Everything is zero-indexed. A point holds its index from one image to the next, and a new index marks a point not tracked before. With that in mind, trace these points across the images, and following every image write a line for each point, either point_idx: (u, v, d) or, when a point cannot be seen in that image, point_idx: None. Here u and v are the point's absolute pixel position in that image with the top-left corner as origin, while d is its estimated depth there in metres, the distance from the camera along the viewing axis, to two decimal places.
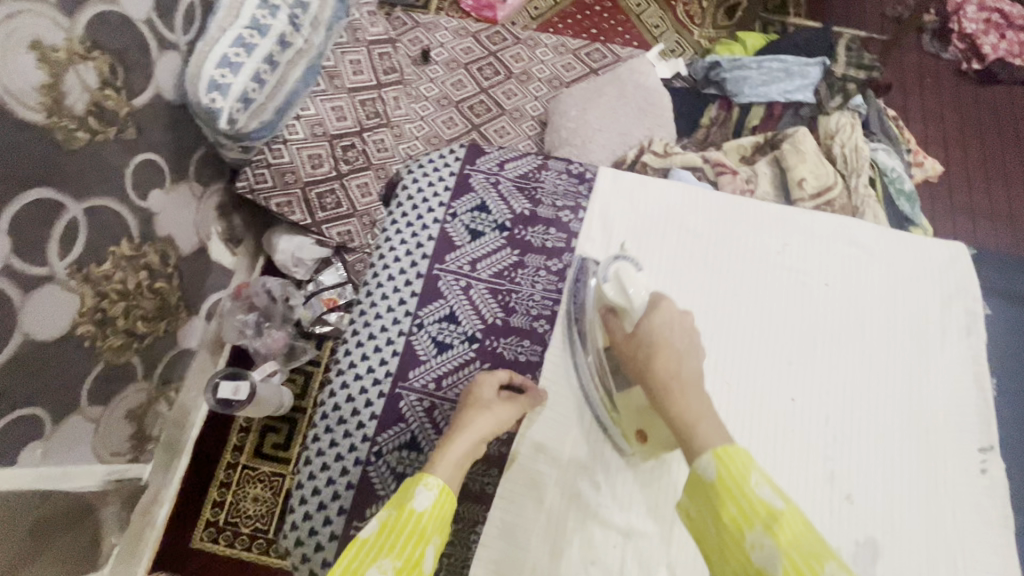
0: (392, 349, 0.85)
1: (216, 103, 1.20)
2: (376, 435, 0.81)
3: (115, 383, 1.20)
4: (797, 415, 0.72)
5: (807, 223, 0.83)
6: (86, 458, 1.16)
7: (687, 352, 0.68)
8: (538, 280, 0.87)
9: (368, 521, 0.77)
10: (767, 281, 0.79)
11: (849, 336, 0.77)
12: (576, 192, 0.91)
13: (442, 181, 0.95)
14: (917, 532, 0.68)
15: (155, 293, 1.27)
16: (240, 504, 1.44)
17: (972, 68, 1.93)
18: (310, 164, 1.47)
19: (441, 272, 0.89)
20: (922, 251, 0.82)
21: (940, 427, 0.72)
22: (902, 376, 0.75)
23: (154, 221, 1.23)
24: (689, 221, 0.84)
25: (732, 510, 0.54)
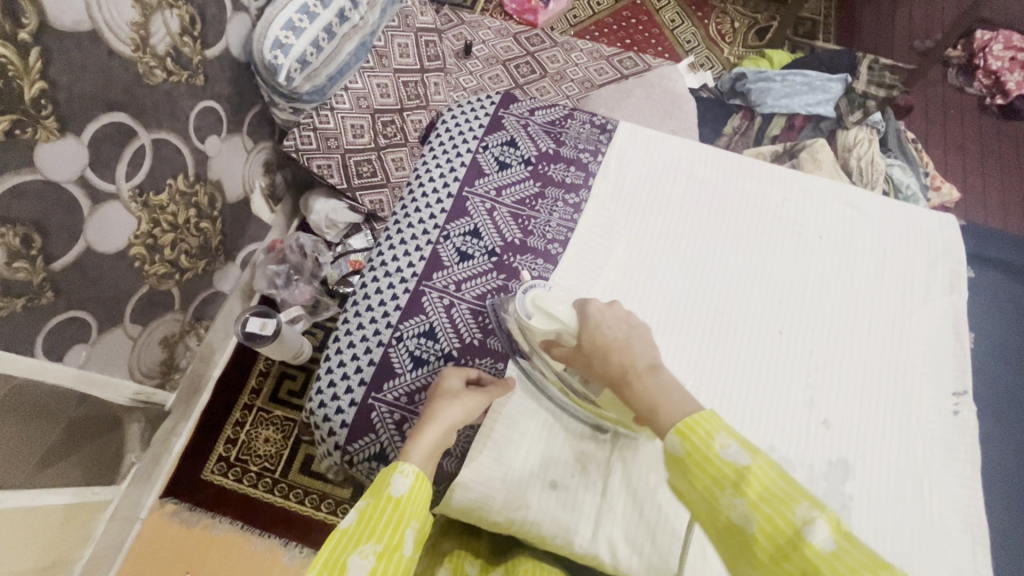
0: (419, 254, 0.92)
1: (278, 60, 1.31)
2: (399, 322, 0.87)
3: (155, 309, 1.30)
4: (783, 346, 0.77)
5: (807, 182, 0.89)
6: (120, 373, 1.25)
7: (629, 339, 0.71)
8: (556, 209, 0.92)
9: (386, 394, 0.84)
10: (765, 228, 0.85)
11: (838, 282, 0.82)
12: (596, 139, 0.97)
13: (477, 120, 1.03)
14: (887, 459, 0.72)
15: (201, 232, 1.37)
16: (252, 443, 1.51)
17: (996, 104, 1.97)
18: (352, 133, 1.57)
19: (469, 194, 0.96)
20: (913, 217, 0.87)
21: (918, 372, 0.77)
22: (885, 323, 0.79)
23: (208, 164, 1.34)
24: (698, 168, 0.90)
25: (705, 478, 0.57)
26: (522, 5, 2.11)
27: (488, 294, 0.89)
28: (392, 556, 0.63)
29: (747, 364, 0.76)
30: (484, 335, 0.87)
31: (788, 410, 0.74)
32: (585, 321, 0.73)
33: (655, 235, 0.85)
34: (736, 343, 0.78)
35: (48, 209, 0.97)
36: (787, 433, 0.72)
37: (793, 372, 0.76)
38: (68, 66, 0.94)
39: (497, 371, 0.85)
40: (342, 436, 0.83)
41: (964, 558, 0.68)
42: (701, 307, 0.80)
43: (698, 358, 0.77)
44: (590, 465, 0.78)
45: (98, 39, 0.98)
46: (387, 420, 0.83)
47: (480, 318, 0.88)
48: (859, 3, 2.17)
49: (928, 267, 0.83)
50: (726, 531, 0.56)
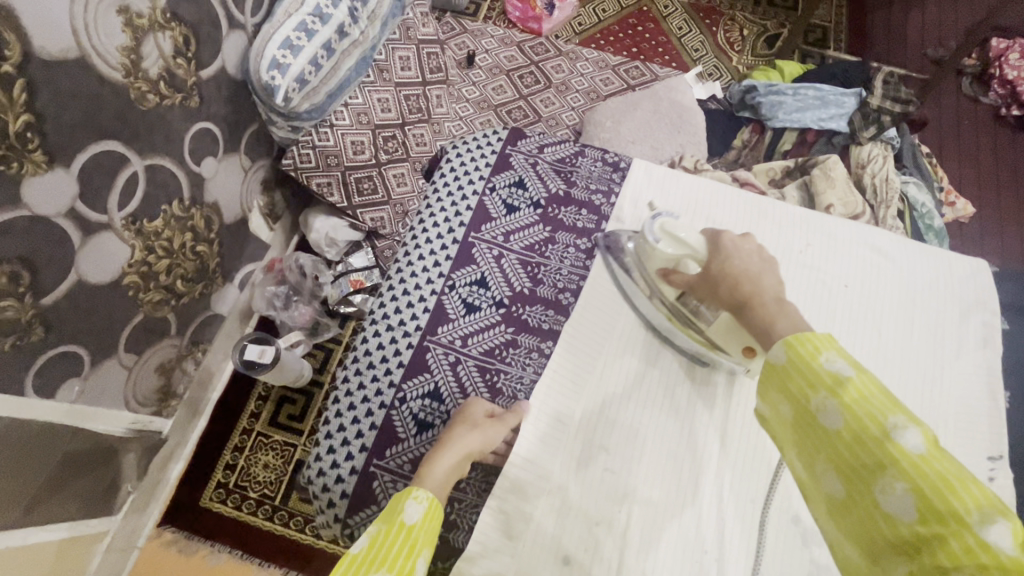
0: (423, 305, 0.88)
1: (276, 80, 1.26)
2: (402, 381, 0.84)
3: (150, 336, 1.26)
4: None
5: (830, 228, 0.85)
6: (115, 403, 1.22)
7: (762, 272, 0.69)
8: (566, 256, 0.90)
9: (389, 459, 0.80)
10: (788, 279, 0.80)
11: (866, 339, 0.77)
12: (609, 178, 0.96)
13: (483, 159, 1.00)
14: None
15: (198, 255, 1.34)
16: (251, 469, 1.48)
17: (1012, 114, 1.92)
18: (352, 150, 1.53)
19: (475, 240, 0.93)
20: (941, 265, 0.83)
21: (952, 438, 0.72)
22: (916, 383, 0.75)
23: (204, 186, 1.30)
24: (714, 214, 0.86)
25: (800, 383, 0.59)
26: (526, 13, 2.06)
27: (496, 349, 0.85)
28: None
29: None
30: (492, 393, 0.83)
31: None
32: (719, 250, 0.71)
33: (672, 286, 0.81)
34: None
35: (37, 244, 0.93)
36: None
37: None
38: (55, 96, 0.90)
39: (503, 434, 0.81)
40: (341, 506, 0.79)
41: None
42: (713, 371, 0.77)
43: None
44: (603, 535, 0.72)
45: (87, 66, 0.94)
46: (389, 488, 0.79)
47: (487, 375, 0.84)
48: (871, 9, 2.12)
49: (959, 320, 0.79)
50: (816, 433, 0.57)
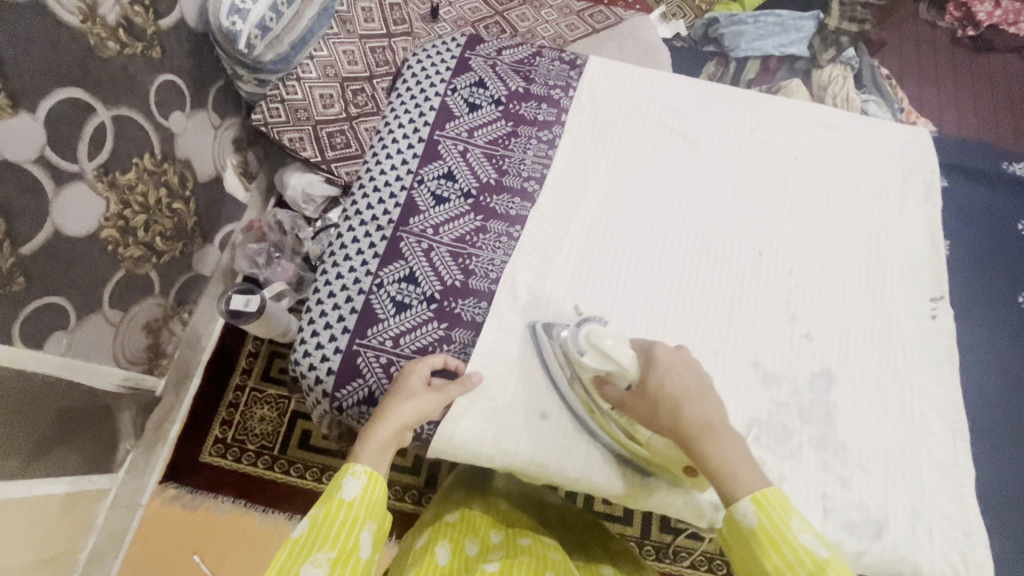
0: (394, 201, 0.89)
1: (237, 25, 1.26)
2: (379, 269, 0.85)
3: (135, 293, 1.28)
4: (763, 265, 0.78)
5: (779, 106, 0.87)
6: (106, 359, 1.23)
7: (703, 393, 0.66)
8: (529, 147, 0.89)
9: (371, 339, 0.82)
10: (740, 154, 0.84)
11: (816, 202, 0.82)
12: (566, 75, 0.94)
13: (443, 63, 0.98)
14: (869, 364, 0.74)
15: (174, 213, 1.34)
16: (248, 423, 1.50)
17: (967, 36, 1.96)
18: (321, 104, 1.53)
19: (440, 138, 0.92)
20: (885, 130, 0.86)
21: (895, 281, 0.78)
22: (862, 238, 0.80)
23: (175, 142, 1.30)
24: (670, 99, 0.88)
25: (777, 559, 0.57)
26: None
27: (467, 235, 0.85)
28: (348, 561, 0.63)
29: (729, 290, 0.77)
30: (466, 275, 0.84)
31: (770, 327, 0.75)
32: (653, 367, 0.67)
33: (632, 170, 0.84)
34: (715, 270, 0.78)
35: (9, 190, 0.94)
36: (769, 348, 0.74)
37: (775, 290, 0.77)
38: (13, 38, 0.90)
39: (480, 311, 0.82)
40: (328, 383, 0.81)
41: (943, 452, 0.71)
42: (662, 237, 0.80)
43: (664, 276, 0.78)
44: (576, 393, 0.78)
45: (41, 8, 0.94)
46: (374, 364, 0.80)
47: (460, 260, 0.84)
48: None
49: (901, 179, 0.83)
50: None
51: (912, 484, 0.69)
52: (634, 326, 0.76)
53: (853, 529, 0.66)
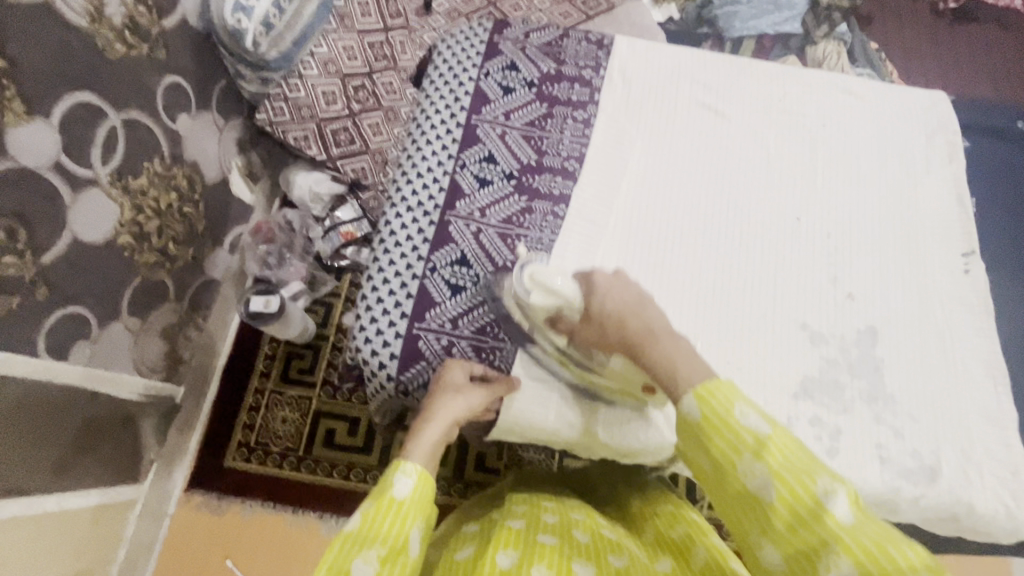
0: (438, 186, 0.87)
1: (242, 23, 1.25)
2: (431, 254, 0.84)
3: (151, 299, 1.26)
4: (801, 231, 0.80)
5: (805, 77, 0.88)
6: (127, 368, 1.22)
7: (638, 304, 0.72)
8: (566, 127, 0.87)
9: (430, 322, 0.82)
10: (770, 125, 0.85)
11: (847, 168, 0.84)
12: (595, 55, 0.91)
13: (471, 47, 0.94)
14: (911, 319, 0.76)
15: (185, 217, 1.32)
16: (271, 425, 1.49)
17: (949, 7, 2.00)
18: (325, 101, 1.53)
19: (478, 122, 0.89)
20: (904, 98, 0.88)
21: (928, 240, 0.80)
22: (893, 200, 0.82)
23: (182, 144, 1.29)
24: (699, 74, 0.88)
25: (723, 443, 0.58)
26: None
27: (514, 217, 0.84)
28: (398, 558, 0.61)
29: (771, 256, 0.79)
30: (516, 256, 0.84)
31: (815, 289, 0.77)
32: (593, 290, 0.74)
33: (667, 147, 0.85)
34: (754, 239, 0.80)
35: (29, 198, 0.92)
36: (816, 308, 0.76)
37: (816, 255, 0.79)
38: (26, 42, 0.89)
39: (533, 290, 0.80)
40: (393, 367, 0.81)
41: (985, 398, 0.74)
42: (705, 207, 0.82)
43: (707, 246, 0.80)
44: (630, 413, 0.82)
45: (50, 10, 0.92)
46: (436, 345, 0.81)
47: (508, 242, 0.84)
48: None
49: (926, 142, 0.86)
50: (737, 494, 0.58)
51: (956, 433, 0.72)
52: (689, 293, 0.77)
53: (909, 476, 0.69)
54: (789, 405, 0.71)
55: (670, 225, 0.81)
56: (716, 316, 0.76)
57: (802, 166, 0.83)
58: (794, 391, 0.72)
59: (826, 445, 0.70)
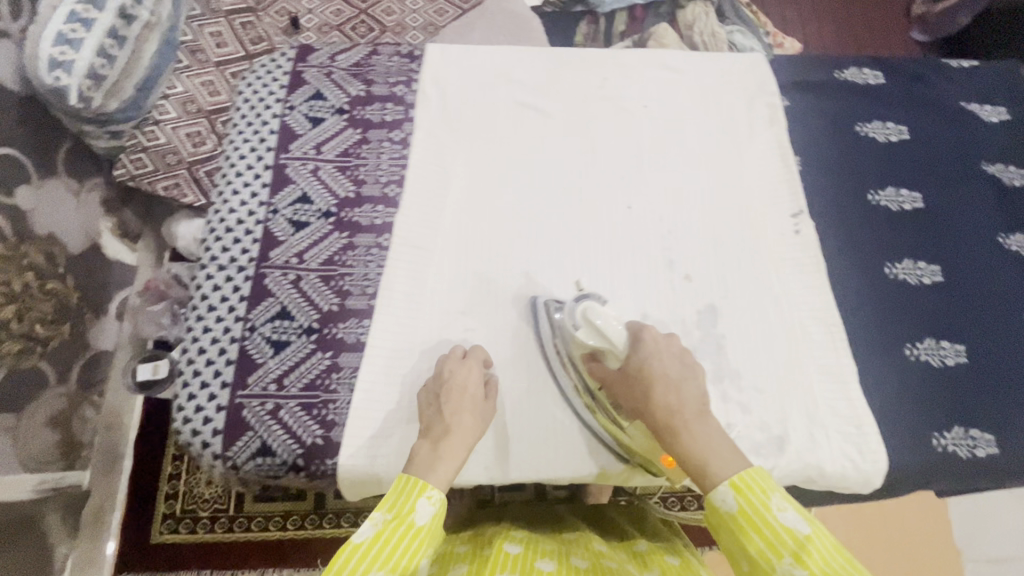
0: (247, 235, 0.68)
1: (62, 80, 1.10)
2: (247, 314, 0.64)
3: (24, 391, 1.13)
4: (631, 225, 0.70)
5: (621, 58, 0.79)
6: (9, 468, 1.11)
7: (683, 377, 0.56)
8: (383, 151, 0.72)
9: (256, 393, 0.61)
10: (589, 113, 0.75)
11: (673, 146, 0.74)
12: (408, 67, 0.77)
13: (268, 73, 0.76)
14: (761, 305, 0.68)
15: (49, 295, 1.19)
16: (194, 489, 1.39)
17: None
18: (191, 143, 1.35)
19: (287, 159, 0.71)
20: (727, 64, 0.79)
21: (769, 212, 0.72)
22: (729, 175, 0.73)
23: (29, 219, 1.15)
24: (509, 70, 0.77)
25: (758, 542, 0.45)
26: None
27: (338, 257, 0.67)
28: None
29: (603, 258, 0.69)
30: (342, 296, 0.66)
31: (654, 288, 0.68)
32: (642, 348, 0.57)
33: (483, 153, 0.73)
34: (586, 240, 0.69)
35: None
36: (653, 298, 0.67)
37: (648, 239, 0.70)
38: None
39: (365, 331, 0.64)
40: (216, 445, 0.59)
41: (829, 355, 0.66)
42: (535, 218, 0.70)
43: (535, 262, 0.68)
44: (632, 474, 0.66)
45: None
46: (262, 414, 0.60)
47: (333, 283, 0.66)
48: None
49: (758, 106, 0.77)
50: None
51: None
52: (526, 307, 0.66)
53: (761, 452, 0.62)
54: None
55: (489, 243, 0.69)
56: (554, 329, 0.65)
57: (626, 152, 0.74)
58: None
59: None
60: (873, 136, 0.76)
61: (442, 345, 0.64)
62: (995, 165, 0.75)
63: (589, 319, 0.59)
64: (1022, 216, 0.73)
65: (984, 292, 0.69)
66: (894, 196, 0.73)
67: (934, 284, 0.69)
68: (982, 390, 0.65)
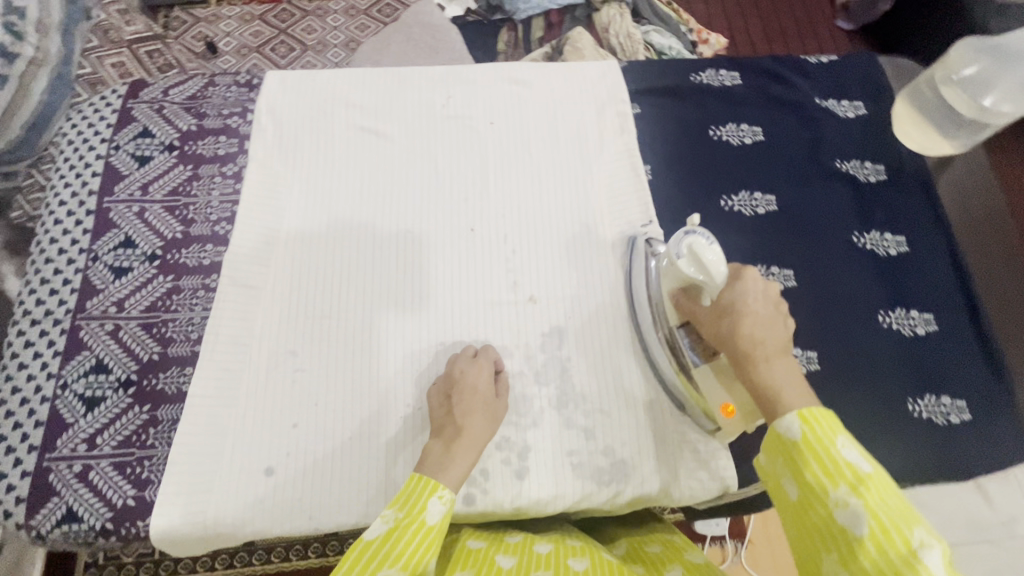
0: (66, 286, 0.64)
1: None
2: (60, 370, 0.61)
3: None
4: (474, 245, 0.68)
5: (465, 75, 0.77)
6: None
7: (773, 319, 0.53)
8: (214, 187, 0.70)
9: (67, 454, 0.58)
10: (432, 133, 0.73)
11: (517, 160, 0.72)
12: (243, 98, 0.75)
13: (96, 115, 0.73)
14: (603, 322, 0.65)
15: None
16: None
17: None
18: None
19: (110, 203, 0.68)
20: (576, 73, 0.78)
21: (614, 224, 0.70)
22: (574, 186, 0.71)
23: None
24: (351, 94, 0.75)
25: (814, 470, 0.45)
26: None
27: (161, 302, 0.64)
28: None
29: (443, 282, 0.66)
30: (164, 344, 0.63)
31: (495, 311, 0.65)
32: (741, 283, 0.54)
33: (321, 180, 0.70)
34: (427, 265, 0.67)
35: None
36: (492, 323, 0.65)
37: (490, 262, 0.67)
38: None
39: (187, 379, 0.61)
40: (19, 514, 0.56)
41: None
42: (373, 245, 0.68)
43: (372, 292, 0.65)
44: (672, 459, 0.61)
45: None
46: (69, 477, 0.57)
47: (154, 330, 0.63)
48: None
49: (605, 115, 0.75)
50: (821, 528, 0.44)
51: None
52: (360, 340, 0.63)
53: (602, 478, 0.60)
54: None
55: (322, 276, 0.66)
56: (390, 358, 0.63)
57: (468, 170, 0.72)
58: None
59: (515, 466, 0.60)
60: (727, 139, 0.75)
61: (267, 388, 0.61)
62: (850, 161, 0.74)
63: (694, 251, 0.55)
64: (874, 211, 0.72)
65: (835, 297, 0.67)
66: (748, 200, 0.71)
67: (786, 289, 0.67)
68: (838, 398, 0.63)
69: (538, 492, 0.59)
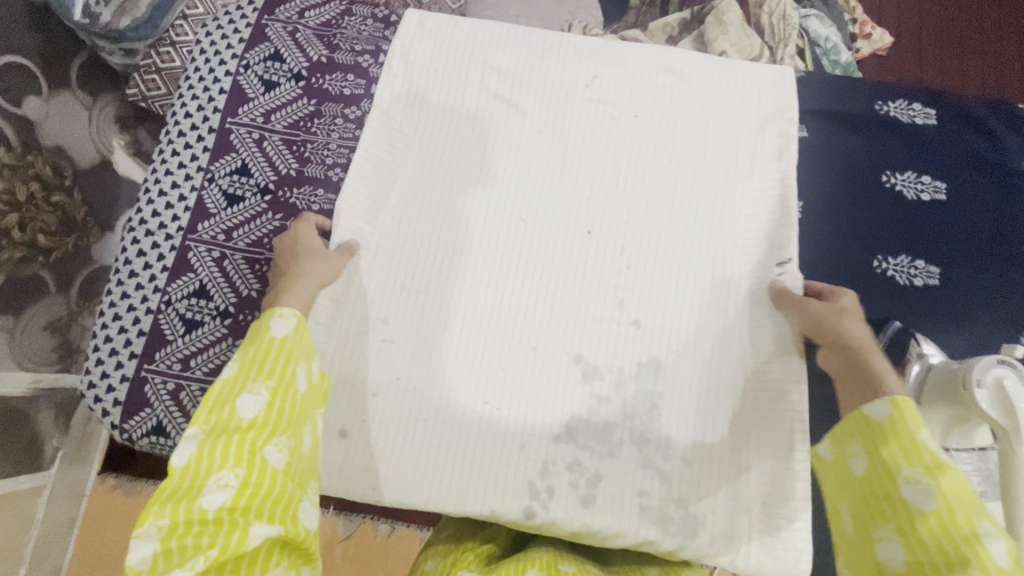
0: (182, 203, 0.65)
1: None
2: (166, 287, 0.62)
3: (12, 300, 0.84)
4: (590, 249, 0.63)
5: (619, 53, 0.69)
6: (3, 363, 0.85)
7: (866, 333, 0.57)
8: (334, 129, 0.67)
9: (163, 368, 0.60)
10: (568, 115, 0.66)
11: (655, 163, 0.65)
12: (377, 37, 0.71)
13: (230, 28, 0.71)
14: (706, 365, 0.60)
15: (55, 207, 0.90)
16: None
17: None
18: None
19: (233, 126, 0.67)
20: (744, 75, 0.68)
21: (748, 259, 0.62)
22: (712, 206, 0.64)
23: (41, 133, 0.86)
24: (491, 54, 0.68)
25: (893, 450, 0.47)
26: None
27: (267, 240, 0.64)
28: (288, 394, 0.48)
29: (548, 280, 0.62)
30: (263, 284, 0.62)
31: (594, 324, 0.61)
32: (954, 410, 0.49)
33: (443, 143, 0.66)
34: (534, 258, 0.63)
35: None
36: (591, 338, 0.61)
37: (601, 269, 0.63)
38: None
39: None
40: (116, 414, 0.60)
41: (772, 436, 0.59)
42: (482, 224, 0.64)
43: (475, 273, 0.62)
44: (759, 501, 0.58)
45: None
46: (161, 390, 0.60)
47: (256, 267, 0.63)
48: None
49: (764, 133, 0.66)
50: (882, 497, 0.46)
51: None
52: (453, 324, 0.61)
53: (668, 525, 0.57)
54: (547, 448, 0.58)
55: (427, 247, 0.63)
56: (482, 352, 0.60)
57: (597, 163, 0.65)
58: (556, 432, 0.59)
59: (583, 492, 0.58)
60: (901, 190, 0.67)
61: (355, 353, 0.60)
62: None
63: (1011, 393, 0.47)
64: None
65: None
66: (906, 266, 0.64)
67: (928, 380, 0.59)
68: None
69: (599, 521, 0.57)
